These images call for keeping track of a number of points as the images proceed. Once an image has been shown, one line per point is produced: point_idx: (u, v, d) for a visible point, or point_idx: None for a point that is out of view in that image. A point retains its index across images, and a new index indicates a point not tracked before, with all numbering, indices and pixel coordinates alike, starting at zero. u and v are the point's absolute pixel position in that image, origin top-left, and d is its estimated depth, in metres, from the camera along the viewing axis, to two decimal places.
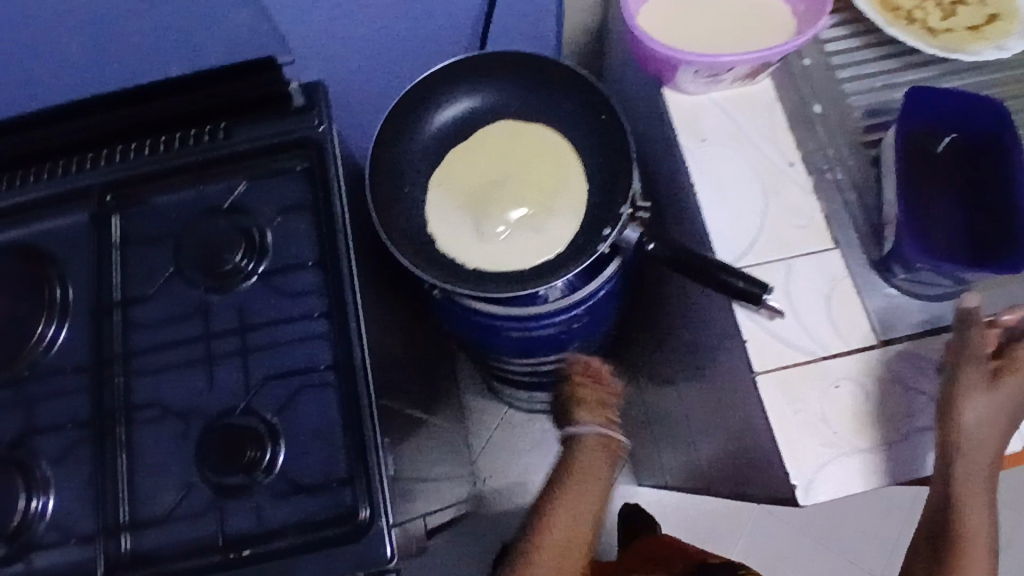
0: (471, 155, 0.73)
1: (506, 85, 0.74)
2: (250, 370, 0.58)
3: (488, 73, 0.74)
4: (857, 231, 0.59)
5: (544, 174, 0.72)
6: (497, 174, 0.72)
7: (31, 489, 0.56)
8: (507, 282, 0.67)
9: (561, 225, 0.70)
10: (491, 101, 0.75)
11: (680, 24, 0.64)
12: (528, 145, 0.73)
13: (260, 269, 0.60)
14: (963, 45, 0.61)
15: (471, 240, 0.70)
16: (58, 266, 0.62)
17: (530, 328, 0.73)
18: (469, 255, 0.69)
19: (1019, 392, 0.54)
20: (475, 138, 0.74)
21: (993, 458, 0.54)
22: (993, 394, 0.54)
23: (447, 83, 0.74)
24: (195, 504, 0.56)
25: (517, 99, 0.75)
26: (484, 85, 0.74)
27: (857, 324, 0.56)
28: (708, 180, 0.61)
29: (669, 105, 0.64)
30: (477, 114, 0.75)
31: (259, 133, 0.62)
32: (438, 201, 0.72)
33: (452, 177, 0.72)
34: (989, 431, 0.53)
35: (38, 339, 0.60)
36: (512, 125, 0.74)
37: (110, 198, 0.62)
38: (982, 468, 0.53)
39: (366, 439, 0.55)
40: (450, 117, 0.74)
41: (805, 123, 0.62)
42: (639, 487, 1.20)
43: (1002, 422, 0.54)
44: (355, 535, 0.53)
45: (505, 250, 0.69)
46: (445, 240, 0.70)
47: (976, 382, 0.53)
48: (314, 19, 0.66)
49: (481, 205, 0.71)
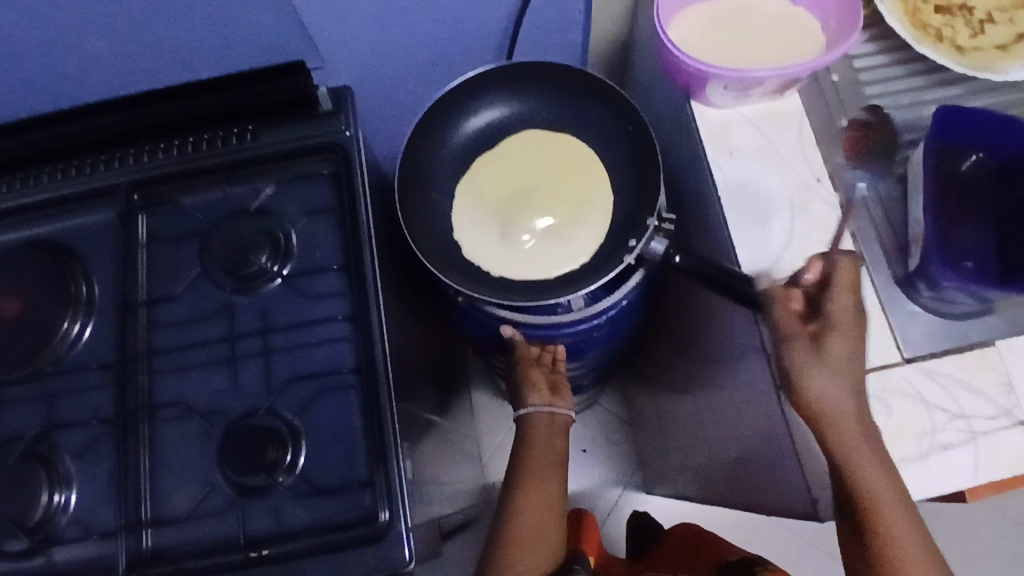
0: (498, 163, 0.74)
1: (533, 94, 0.75)
2: (273, 371, 0.59)
3: (515, 82, 0.75)
4: (883, 248, 0.60)
5: (568, 182, 0.72)
6: (523, 182, 0.73)
7: (53, 484, 0.57)
8: (534, 289, 0.67)
9: (584, 235, 0.70)
10: (520, 109, 0.75)
11: (711, 38, 0.64)
12: (555, 155, 0.74)
13: (284, 272, 0.61)
14: (992, 64, 0.62)
15: (496, 246, 0.71)
16: (83, 263, 0.63)
17: (552, 336, 0.73)
18: (493, 263, 0.70)
19: (847, 345, 0.54)
20: (503, 147, 0.74)
21: (858, 419, 0.53)
22: (824, 364, 0.53)
23: (476, 90, 0.74)
24: (216, 504, 0.56)
25: (544, 108, 0.75)
26: (512, 93, 0.75)
27: (882, 342, 0.56)
28: (735, 193, 0.61)
29: (698, 118, 0.64)
30: (505, 121, 0.75)
31: (285, 137, 0.64)
32: (464, 208, 0.73)
33: (480, 184, 0.73)
34: (840, 396, 0.53)
35: (63, 335, 0.61)
36: (540, 134, 0.75)
37: (136, 197, 0.63)
38: (853, 431, 0.52)
39: (387, 442, 0.55)
40: (480, 125, 0.75)
41: (833, 139, 0.62)
42: (648, 495, 1.19)
43: (848, 381, 0.53)
44: (373, 538, 0.53)
45: (528, 258, 0.70)
46: (471, 247, 0.71)
47: (801, 363, 0.54)
48: (345, 25, 0.66)
49: (508, 214, 0.72)
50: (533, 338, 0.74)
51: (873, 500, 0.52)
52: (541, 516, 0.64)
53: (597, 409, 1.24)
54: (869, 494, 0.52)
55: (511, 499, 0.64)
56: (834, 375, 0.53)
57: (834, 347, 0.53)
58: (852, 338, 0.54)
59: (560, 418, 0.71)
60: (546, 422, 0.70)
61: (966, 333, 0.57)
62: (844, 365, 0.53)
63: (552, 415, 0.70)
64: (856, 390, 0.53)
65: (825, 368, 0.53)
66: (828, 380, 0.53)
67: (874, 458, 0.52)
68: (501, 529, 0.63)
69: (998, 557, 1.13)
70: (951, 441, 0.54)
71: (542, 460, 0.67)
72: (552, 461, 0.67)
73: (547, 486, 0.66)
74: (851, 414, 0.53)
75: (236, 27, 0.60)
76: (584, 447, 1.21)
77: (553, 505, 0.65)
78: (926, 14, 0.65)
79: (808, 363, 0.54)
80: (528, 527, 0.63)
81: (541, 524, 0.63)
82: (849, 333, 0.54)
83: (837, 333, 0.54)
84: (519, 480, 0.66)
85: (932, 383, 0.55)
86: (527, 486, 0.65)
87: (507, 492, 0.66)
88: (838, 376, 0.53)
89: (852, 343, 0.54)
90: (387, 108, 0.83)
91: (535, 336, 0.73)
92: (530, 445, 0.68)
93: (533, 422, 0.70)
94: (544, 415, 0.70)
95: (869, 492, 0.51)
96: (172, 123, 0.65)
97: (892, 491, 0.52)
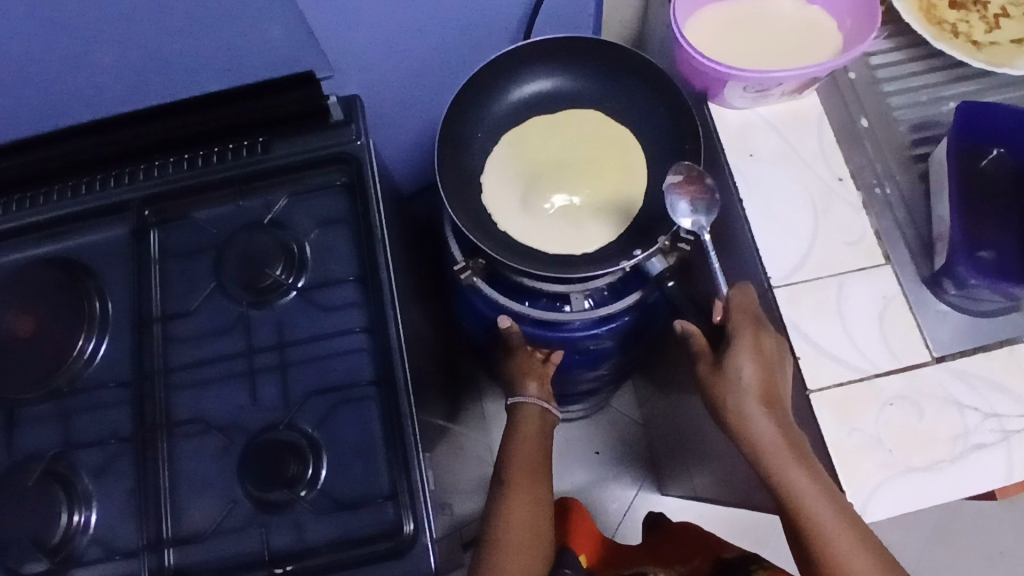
0: (552, 129, 0.72)
1: (603, 76, 0.73)
2: (290, 386, 0.59)
3: (601, 58, 0.72)
4: (909, 248, 0.59)
5: (604, 170, 0.70)
6: (564, 155, 0.71)
7: (73, 503, 0.56)
8: (533, 259, 0.66)
9: (598, 226, 0.68)
10: (587, 88, 0.73)
11: (735, 29, 0.64)
12: (593, 142, 0.71)
13: (299, 284, 0.61)
14: (1009, 59, 0.62)
15: (514, 207, 0.69)
16: (96, 280, 0.63)
17: (553, 341, 0.72)
18: (505, 219, 0.69)
19: (743, 359, 0.55)
20: (547, 121, 0.72)
21: (769, 424, 0.54)
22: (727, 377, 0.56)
23: (528, 60, 0.72)
24: (238, 520, 0.56)
25: (594, 86, 0.73)
26: (592, 69, 0.73)
27: (908, 340, 0.56)
28: (754, 194, 0.61)
29: (716, 122, 0.64)
30: (567, 94, 0.73)
31: (298, 149, 0.64)
32: (501, 159, 0.71)
33: (527, 141, 0.72)
34: (748, 404, 0.55)
35: (78, 354, 0.60)
36: (590, 117, 0.72)
37: (148, 213, 0.63)
38: (767, 434, 0.54)
39: (409, 453, 0.55)
40: (547, 90, 0.73)
41: (852, 138, 0.62)
42: (663, 496, 1.18)
43: (756, 390, 0.54)
44: (398, 550, 0.53)
45: (542, 227, 0.68)
46: (492, 196, 0.69)
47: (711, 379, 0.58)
48: (357, 35, 0.66)
49: (535, 183, 0.70)
50: (542, 342, 0.73)
51: (792, 497, 0.52)
52: (531, 523, 0.62)
53: (610, 410, 1.23)
54: (787, 491, 0.52)
55: (499, 500, 0.63)
56: (745, 382, 0.55)
57: (745, 361, 0.54)
58: (755, 348, 0.55)
59: (550, 416, 0.72)
60: (538, 417, 0.70)
61: (995, 331, 0.57)
62: (753, 374, 0.54)
63: (543, 412, 0.71)
64: (766, 399, 0.54)
65: (736, 386, 0.55)
66: (740, 389, 0.55)
67: (799, 464, 0.53)
68: (490, 533, 0.61)
69: (1016, 554, 1.12)
70: (983, 441, 0.54)
71: (526, 461, 0.66)
72: (540, 458, 0.67)
73: (537, 485, 0.65)
74: (760, 421, 0.54)
75: (248, 50, 0.60)
76: (597, 450, 1.21)
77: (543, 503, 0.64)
78: (941, 9, 0.64)
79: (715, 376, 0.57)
80: (518, 533, 0.61)
81: (534, 519, 0.62)
82: (758, 344, 0.55)
83: (744, 348, 0.55)
84: (504, 484, 0.64)
85: (961, 382, 0.55)
86: (517, 490, 0.63)
87: (494, 496, 0.64)
88: (747, 386, 0.54)
89: (757, 353, 0.55)
90: (398, 115, 0.82)
91: (537, 337, 0.72)
92: (512, 445, 0.68)
93: (525, 414, 0.70)
94: (539, 410, 0.71)
95: (788, 491, 0.52)
96: (186, 138, 0.64)
97: (809, 492, 0.52)
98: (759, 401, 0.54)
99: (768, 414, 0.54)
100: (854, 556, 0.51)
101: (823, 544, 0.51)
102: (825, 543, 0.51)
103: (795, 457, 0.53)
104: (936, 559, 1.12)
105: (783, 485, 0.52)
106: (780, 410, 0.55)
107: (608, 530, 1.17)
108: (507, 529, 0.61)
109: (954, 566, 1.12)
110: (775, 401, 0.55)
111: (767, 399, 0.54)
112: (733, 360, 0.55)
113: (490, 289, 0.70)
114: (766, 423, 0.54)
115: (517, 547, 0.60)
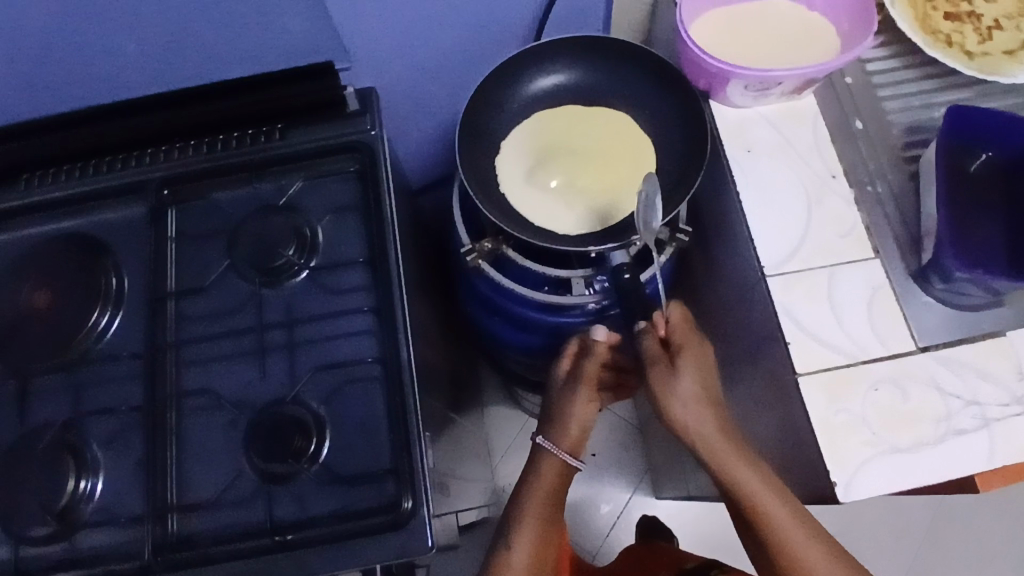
0: (576, 119, 0.74)
1: (622, 77, 0.74)
2: (297, 362, 0.61)
3: (628, 63, 0.74)
4: (897, 243, 0.61)
5: (613, 163, 0.72)
6: (580, 144, 0.73)
7: (81, 471, 0.58)
8: (527, 226, 0.68)
9: (595, 212, 0.70)
10: (606, 86, 0.75)
11: (744, 30, 0.67)
12: (603, 134, 0.73)
13: (311, 265, 0.63)
14: (999, 68, 0.64)
15: (521, 179, 0.72)
16: (113, 257, 0.65)
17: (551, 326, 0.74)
18: (512, 189, 0.71)
19: (691, 364, 0.61)
20: (565, 112, 0.74)
21: (716, 425, 0.59)
22: (674, 384, 0.60)
23: (544, 56, 0.73)
24: (242, 491, 0.57)
25: (605, 79, 0.75)
26: (619, 70, 0.74)
27: (895, 331, 0.58)
28: (751, 185, 0.64)
29: (715, 116, 0.68)
30: (583, 91, 0.75)
31: (313, 137, 0.66)
32: (523, 135, 0.74)
33: (553, 125, 0.74)
34: (695, 408, 0.59)
35: (92, 327, 0.62)
36: (615, 116, 0.73)
37: (166, 192, 0.65)
38: (712, 435, 0.59)
39: (409, 430, 0.57)
40: (568, 83, 0.75)
41: (847, 138, 0.65)
42: (657, 500, 1.19)
43: (700, 394, 0.60)
44: (398, 523, 0.54)
45: (543, 205, 0.71)
46: (504, 166, 0.72)
47: (660, 381, 0.60)
48: (374, 31, 0.69)
49: (548, 162, 0.72)
50: (548, 327, 0.75)
51: (749, 496, 0.58)
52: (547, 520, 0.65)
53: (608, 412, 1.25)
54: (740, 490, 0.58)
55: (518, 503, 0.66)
56: (687, 390, 0.60)
57: (686, 372, 0.60)
58: (696, 354, 0.61)
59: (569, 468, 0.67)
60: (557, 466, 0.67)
61: (979, 323, 0.58)
62: (696, 380, 0.60)
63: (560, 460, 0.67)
64: (712, 399, 0.60)
65: (680, 398, 0.60)
66: (684, 397, 0.60)
67: (743, 462, 0.58)
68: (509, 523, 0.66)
69: (1004, 561, 1.13)
70: (966, 428, 0.55)
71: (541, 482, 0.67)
72: (560, 489, 0.67)
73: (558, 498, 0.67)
74: (704, 425, 0.59)
75: (266, 40, 0.62)
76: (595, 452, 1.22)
77: (553, 520, 0.66)
78: (935, 20, 0.67)
79: (665, 383, 0.60)
80: (533, 529, 0.65)
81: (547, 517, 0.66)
82: (693, 354, 0.61)
83: (686, 357, 0.61)
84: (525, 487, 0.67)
85: (947, 373, 0.57)
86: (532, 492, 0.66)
87: (516, 496, 0.67)
88: (689, 397, 0.60)
89: (698, 358, 0.61)
90: (412, 111, 0.85)
91: (542, 321, 0.74)
92: (538, 473, 0.67)
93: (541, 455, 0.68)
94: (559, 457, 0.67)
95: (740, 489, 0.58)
96: (205, 122, 0.66)
97: (757, 485, 0.58)
98: (703, 406, 0.59)
99: (713, 415, 0.60)
100: (802, 538, 0.57)
101: (772, 530, 0.57)
102: (776, 533, 0.57)
103: (738, 457, 0.58)
104: (926, 564, 1.13)
105: (729, 479, 0.58)
106: (718, 417, 0.60)
107: (599, 534, 1.18)
108: (523, 523, 0.65)
109: (946, 570, 1.13)
110: (714, 409, 0.60)
111: (708, 404, 0.60)
112: (677, 371, 0.60)
113: (495, 272, 0.72)
114: (709, 427, 0.59)
115: (531, 537, 0.64)
